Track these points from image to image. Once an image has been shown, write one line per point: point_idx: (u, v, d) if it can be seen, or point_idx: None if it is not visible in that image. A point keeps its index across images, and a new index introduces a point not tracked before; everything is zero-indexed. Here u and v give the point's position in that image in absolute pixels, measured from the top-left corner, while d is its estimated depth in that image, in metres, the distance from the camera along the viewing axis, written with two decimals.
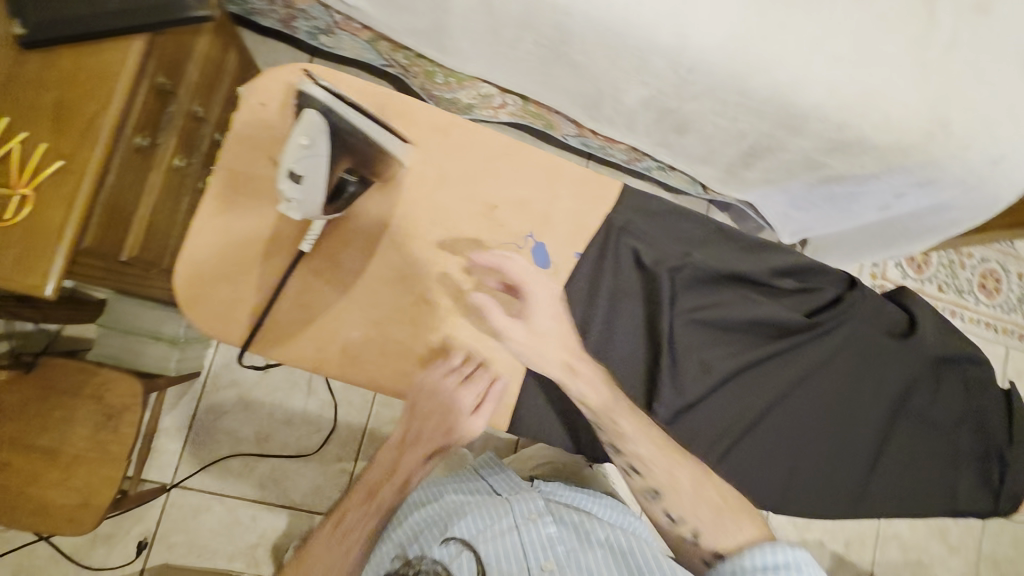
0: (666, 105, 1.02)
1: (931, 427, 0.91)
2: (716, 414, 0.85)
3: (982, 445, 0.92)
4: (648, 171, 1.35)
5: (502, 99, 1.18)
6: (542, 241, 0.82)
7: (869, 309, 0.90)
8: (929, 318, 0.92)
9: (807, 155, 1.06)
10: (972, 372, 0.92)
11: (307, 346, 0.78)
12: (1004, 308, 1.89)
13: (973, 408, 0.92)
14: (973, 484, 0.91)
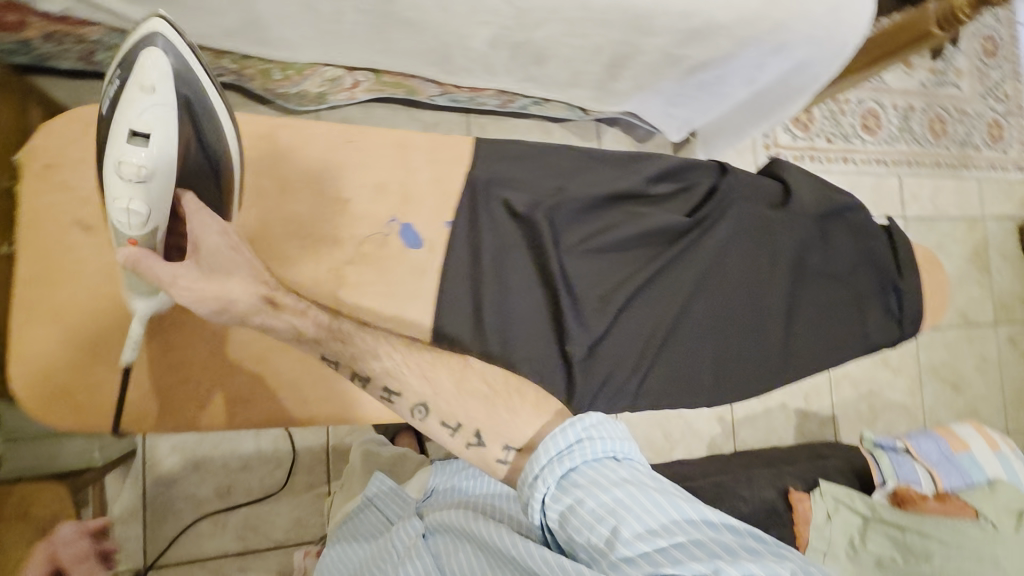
0: (515, 40, 0.97)
1: (824, 278, 1.00)
2: (633, 328, 0.94)
3: (878, 281, 1.02)
4: (525, 108, 1.32)
5: (352, 77, 1.11)
6: (407, 222, 0.92)
7: (740, 191, 0.99)
8: (800, 181, 1.01)
9: (665, 51, 1.04)
10: (851, 218, 1.00)
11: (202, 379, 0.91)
12: (888, 141, 2.01)
13: (862, 251, 1.01)
14: (878, 317, 1.00)
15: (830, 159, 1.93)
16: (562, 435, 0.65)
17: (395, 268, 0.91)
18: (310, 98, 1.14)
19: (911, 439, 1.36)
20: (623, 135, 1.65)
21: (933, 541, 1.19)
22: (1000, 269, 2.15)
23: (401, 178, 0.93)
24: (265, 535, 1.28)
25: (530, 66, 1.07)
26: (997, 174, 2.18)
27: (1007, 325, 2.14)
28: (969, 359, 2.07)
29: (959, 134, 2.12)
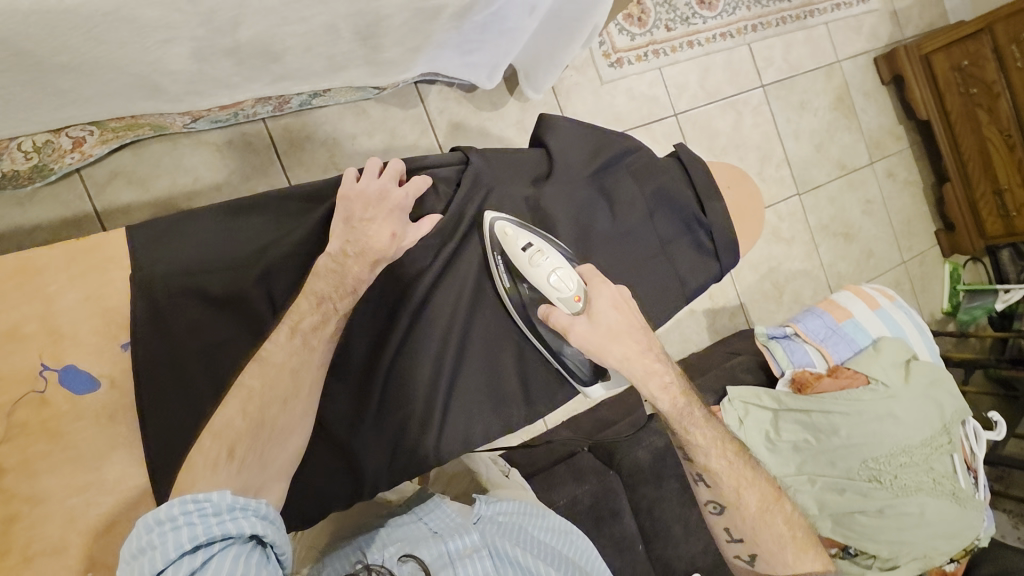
0: (224, 46, 0.80)
1: (625, 237, 0.82)
2: (407, 385, 0.79)
3: (678, 219, 0.82)
4: (308, 103, 1.14)
5: (68, 136, 0.91)
6: (66, 364, 0.73)
7: (496, 170, 0.81)
8: (567, 138, 0.82)
9: (413, 7, 0.89)
10: (634, 162, 0.83)
11: None
12: (728, 11, 1.90)
13: (651, 193, 0.82)
14: (691, 259, 0.83)
15: (674, 48, 1.81)
16: None
17: (69, 431, 0.72)
18: (24, 174, 0.92)
19: (798, 322, 1.37)
20: (447, 90, 1.49)
21: (836, 415, 1.20)
22: (865, 108, 2.15)
23: (39, 313, 0.73)
24: None
25: (269, 66, 0.89)
26: (844, 13, 2.11)
27: (882, 162, 2.18)
28: (856, 206, 2.11)
29: None
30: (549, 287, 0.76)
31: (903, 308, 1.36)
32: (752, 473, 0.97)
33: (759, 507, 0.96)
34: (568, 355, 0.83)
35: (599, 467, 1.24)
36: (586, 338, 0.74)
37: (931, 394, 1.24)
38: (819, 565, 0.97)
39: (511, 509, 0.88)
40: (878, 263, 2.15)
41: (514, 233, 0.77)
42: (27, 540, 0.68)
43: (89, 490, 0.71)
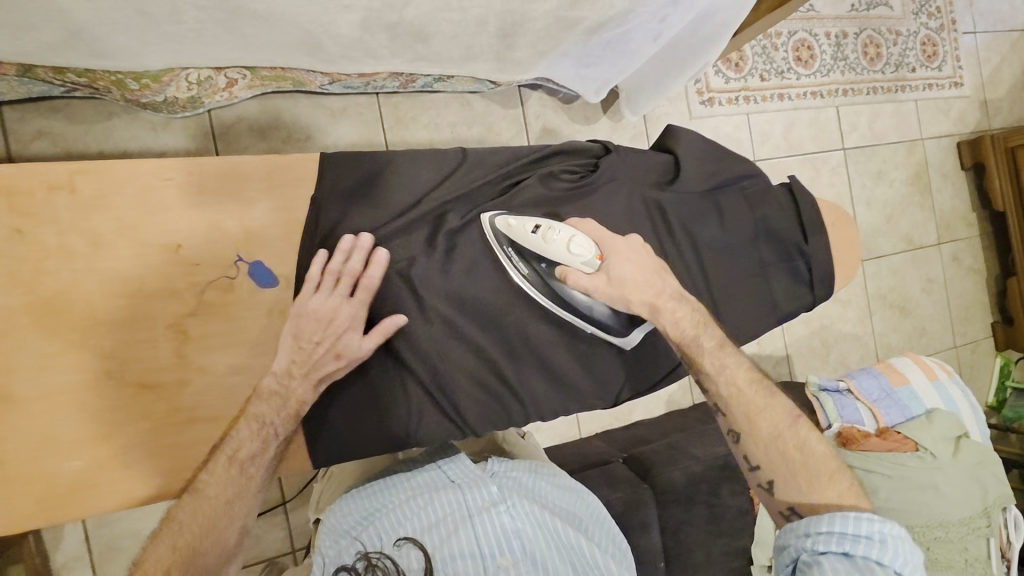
0: (387, 20, 0.88)
1: (731, 252, 0.85)
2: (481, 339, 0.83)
3: (781, 248, 0.86)
4: (430, 86, 1.23)
5: (225, 76, 1.00)
6: (256, 259, 0.76)
7: (629, 168, 0.86)
8: (693, 152, 0.88)
9: (555, 15, 0.97)
10: (749, 187, 0.87)
11: (38, 485, 0.67)
12: (822, 72, 1.96)
13: (761, 218, 0.86)
14: (787, 285, 0.86)
15: (765, 97, 1.87)
16: (855, 524, 0.73)
17: (245, 319, 0.76)
18: (181, 103, 1.03)
19: (851, 378, 1.38)
20: (546, 99, 1.57)
21: (876, 476, 1.21)
22: (941, 189, 2.16)
23: (234, 211, 0.75)
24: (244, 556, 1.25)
25: (415, 45, 0.98)
26: (934, 93, 2.14)
27: (949, 244, 2.17)
28: (916, 282, 2.11)
29: (894, 55, 2.07)
30: (569, 255, 0.77)
31: (960, 385, 1.36)
32: (765, 397, 0.82)
33: (772, 430, 0.81)
34: (600, 314, 0.84)
35: (632, 480, 1.25)
36: (608, 295, 0.78)
37: (975, 475, 1.23)
38: (840, 497, 0.78)
39: (521, 468, 1.02)
40: (929, 342, 2.13)
41: (519, 221, 0.80)
42: (193, 404, 0.74)
43: (251, 373, 0.76)
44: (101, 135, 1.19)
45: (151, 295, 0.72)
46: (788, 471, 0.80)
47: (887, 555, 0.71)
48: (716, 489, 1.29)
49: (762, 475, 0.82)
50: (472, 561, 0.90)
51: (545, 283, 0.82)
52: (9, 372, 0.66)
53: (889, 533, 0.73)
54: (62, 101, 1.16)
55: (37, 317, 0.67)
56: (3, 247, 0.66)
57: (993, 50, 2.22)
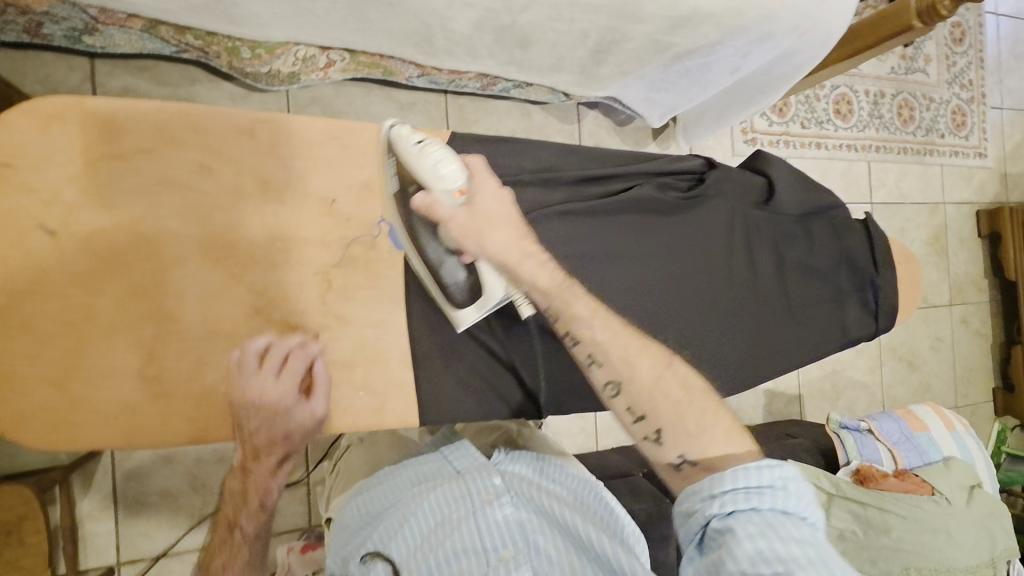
0: (500, 23, 0.94)
1: (809, 275, 0.90)
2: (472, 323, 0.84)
3: (857, 278, 0.92)
4: (507, 91, 1.28)
5: (327, 56, 1.04)
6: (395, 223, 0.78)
7: (730, 184, 0.90)
8: (786, 179, 0.92)
9: (652, 38, 1.03)
10: (831, 216, 0.92)
11: (191, 413, 0.69)
12: (858, 127, 2.05)
13: (844, 248, 0.91)
14: (856, 314, 0.91)
15: (804, 144, 1.95)
16: (754, 474, 0.63)
17: (386, 277, 0.79)
18: (282, 76, 1.07)
19: (873, 419, 1.44)
20: (602, 119, 1.61)
21: (892, 515, 1.24)
22: (957, 252, 2.24)
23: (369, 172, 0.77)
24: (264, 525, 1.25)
25: (515, 50, 1.03)
26: (958, 161, 2.24)
27: (960, 306, 2.24)
28: (925, 339, 2.17)
29: (925, 120, 2.17)
30: (433, 177, 0.72)
31: (976, 436, 1.41)
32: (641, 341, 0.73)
33: (653, 376, 0.71)
34: (449, 273, 0.77)
35: (657, 492, 1.29)
36: (462, 226, 0.72)
37: (987, 525, 1.27)
38: (727, 435, 0.68)
39: (525, 458, 0.95)
40: (932, 398, 2.19)
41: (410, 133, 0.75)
42: (327, 348, 0.75)
43: (382, 326, 0.78)
44: (183, 97, 1.20)
45: (305, 243, 0.74)
46: (674, 416, 0.69)
47: (790, 501, 0.62)
48: None
49: (650, 425, 0.70)
50: (472, 556, 0.81)
51: (406, 211, 0.76)
52: (177, 296, 0.69)
53: (787, 477, 0.64)
54: (151, 62, 1.17)
55: (206, 248, 0.70)
56: (184, 177, 0.69)
57: (1017, 127, 2.32)
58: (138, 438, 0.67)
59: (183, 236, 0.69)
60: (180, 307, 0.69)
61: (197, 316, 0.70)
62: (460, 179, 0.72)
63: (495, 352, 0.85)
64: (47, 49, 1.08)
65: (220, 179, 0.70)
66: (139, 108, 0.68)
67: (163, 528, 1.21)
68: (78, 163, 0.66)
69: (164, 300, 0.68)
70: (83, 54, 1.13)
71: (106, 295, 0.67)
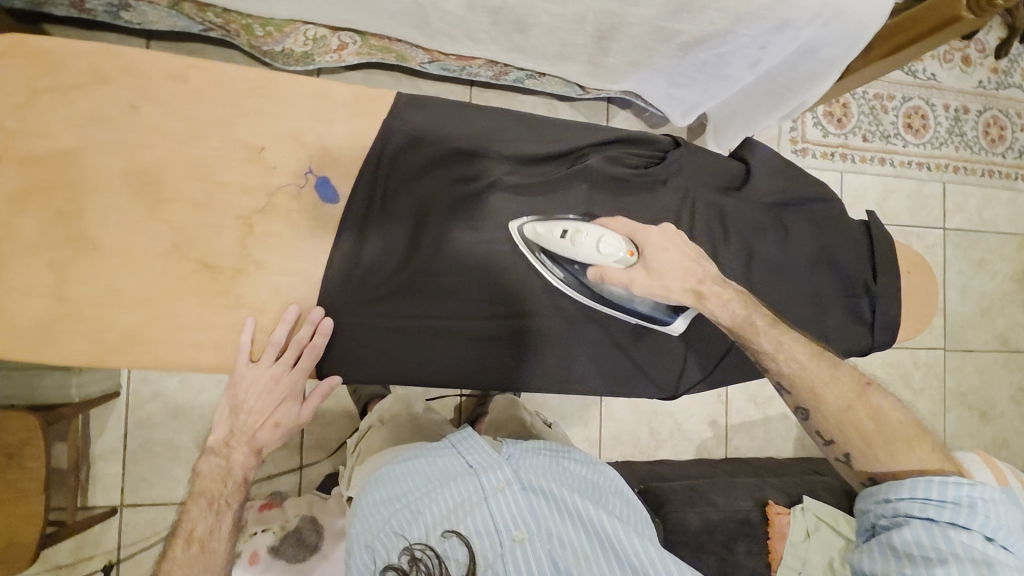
0: (491, 3, 0.93)
1: (785, 274, 0.83)
2: (408, 291, 0.79)
3: (845, 283, 0.84)
4: (520, 82, 1.27)
5: (338, 38, 1.09)
6: (324, 175, 0.76)
7: (701, 166, 0.83)
8: (768, 167, 0.85)
9: (655, 24, 0.97)
10: (821, 211, 0.85)
11: (90, 336, 0.71)
12: (934, 144, 1.85)
13: (828, 246, 0.84)
14: (843, 323, 0.84)
15: (864, 159, 1.79)
16: None
17: (308, 231, 0.77)
18: (296, 57, 1.12)
19: None
20: (633, 119, 1.55)
21: None
22: None
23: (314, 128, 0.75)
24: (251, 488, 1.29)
25: (514, 34, 1.02)
26: None
27: None
28: (1005, 389, 1.90)
29: (1020, 141, 1.92)
30: (601, 255, 0.75)
31: None
32: (828, 370, 0.79)
33: (840, 402, 0.79)
34: (641, 305, 0.83)
35: (645, 511, 1.19)
36: (648, 288, 0.76)
37: None
38: (924, 464, 0.74)
39: (535, 449, 0.93)
40: (1010, 458, 1.90)
41: (547, 227, 0.79)
42: (241, 292, 0.75)
43: (294, 276, 0.77)
44: None
45: (228, 187, 0.74)
46: (870, 447, 0.77)
47: (976, 520, 0.69)
48: (731, 543, 1.22)
49: (860, 471, 0.79)
50: (487, 538, 0.80)
51: (579, 282, 0.82)
52: (93, 224, 0.71)
53: (978, 496, 0.70)
54: (199, 45, 1.26)
55: (130, 183, 0.71)
56: (116, 116, 0.70)
57: None
58: (42, 353, 0.70)
59: (105, 167, 0.71)
60: (93, 232, 0.71)
61: (106, 241, 0.71)
62: (625, 245, 0.75)
63: (414, 326, 0.80)
64: (109, 30, 1.20)
65: (171, 124, 0.72)
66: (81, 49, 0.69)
67: (163, 478, 1.29)
68: (19, 93, 0.68)
69: (73, 223, 0.70)
70: (140, 36, 1.24)
71: (24, 214, 0.69)
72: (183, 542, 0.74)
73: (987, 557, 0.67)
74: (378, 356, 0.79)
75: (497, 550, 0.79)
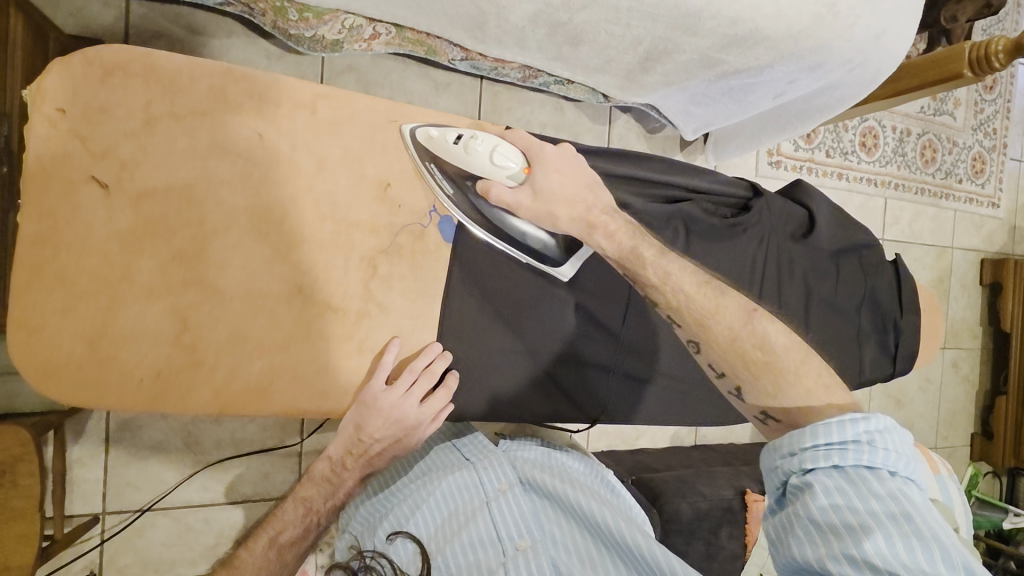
0: (556, 18, 0.92)
1: (838, 312, 0.96)
2: (501, 336, 0.88)
3: (879, 320, 0.99)
4: (546, 86, 1.26)
5: (373, 28, 1.02)
6: (445, 215, 0.85)
7: (772, 212, 0.95)
8: (825, 213, 0.98)
9: (704, 54, 1.01)
10: (866, 256, 0.99)
11: (212, 380, 0.73)
12: (881, 162, 2.06)
13: (871, 288, 0.98)
14: (875, 354, 0.99)
15: (826, 173, 1.96)
16: (867, 498, 0.60)
17: (427, 268, 0.84)
18: (324, 43, 1.04)
19: None
20: (633, 123, 1.59)
21: None
22: (958, 297, 2.25)
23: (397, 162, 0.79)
24: (252, 488, 1.25)
25: (565, 46, 1.01)
26: (972, 208, 2.26)
27: (952, 350, 2.27)
28: (916, 379, 2.21)
29: (946, 163, 2.18)
30: (495, 166, 0.77)
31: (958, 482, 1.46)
32: (717, 298, 0.74)
33: (726, 335, 0.73)
34: (532, 240, 0.86)
35: (644, 502, 1.30)
36: (534, 210, 0.78)
37: None
38: (809, 395, 0.68)
39: (533, 446, 0.94)
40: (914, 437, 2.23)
41: (441, 133, 0.79)
42: (364, 336, 0.80)
43: (415, 317, 0.83)
44: (217, 50, 1.16)
45: (358, 227, 0.78)
46: (753, 376, 0.71)
47: (879, 457, 0.63)
48: (716, 529, 1.35)
49: (754, 408, 0.72)
50: (489, 547, 0.81)
51: (471, 205, 0.83)
52: (219, 268, 0.72)
53: (875, 431, 0.64)
54: (188, 10, 1.13)
55: (254, 222, 0.73)
56: (237, 149, 0.72)
57: None
58: (158, 393, 0.71)
59: (231, 206, 0.72)
60: (225, 281, 0.72)
61: (243, 288, 0.73)
62: (519, 161, 0.78)
63: (511, 349, 0.89)
64: None
65: (268, 155, 0.74)
66: (187, 69, 0.70)
67: (152, 481, 1.18)
68: (136, 119, 0.68)
69: (205, 268, 0.71)
70: None
71: (144, 256, 0.69)
72: (268, 541, 0.84)
73: (896, 492, 0.61)
74: (476, 376, 0.87)
75: (499, 559, 0.80)
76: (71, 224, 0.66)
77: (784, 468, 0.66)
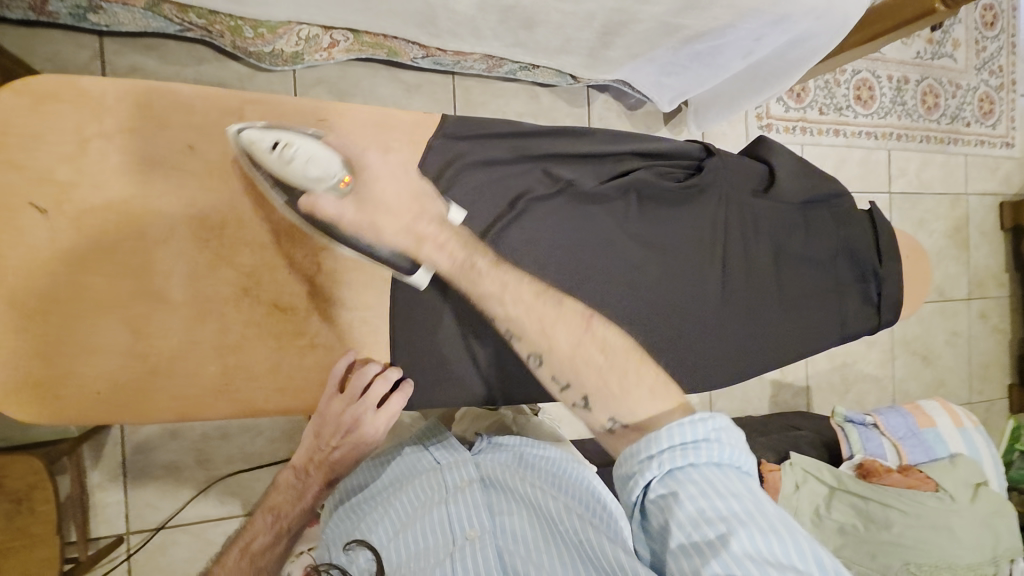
0: (503, 3, 0.92)
1: (812, 264, 0.96)
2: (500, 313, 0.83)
3: (858, 270, 0.98)
4: (514, 74, 1.26)
5: (330, 36, 1.03)
6: None
7: (729, 170, 0.94)
8: (786, 167, 0.97)
9: (661, 20, 1.00)
10: (836, 205, 0.98)
11: (173, 385, 0.76)
12: (880, 114, 1.99)
13: (845, 238, 0.97)
14: (858, 305, 0.98)
15: (821, 131, 1.90)
16: (728, 497, 0.56)
17: None
18: (285, 57, 1.06)
19: (881, 414, 1.41)
20: (612, 102, 1.57)
21: (894, 511, 1.22)
22: (979, 245, 2.16)
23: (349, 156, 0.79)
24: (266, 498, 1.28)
25: (520, 30, 1.01)
26: (984, 151, 2.17)
27: (978, 301, 2.17)
28: (942, 333, 2.12)
29: (951, 108, 2.10)
30: (308, 175, 0.75)
31: (985, 433, 1.40)
32: (553, 307, 0.74)
33: (568, 345, 0.72)
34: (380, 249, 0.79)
35: None
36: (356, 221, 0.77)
37: (991, 523, 1.25)
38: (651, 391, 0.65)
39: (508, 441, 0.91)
40: (946, 393, 2.15)
41: (260, 136, 0.75)
42: (317, 331, 0.83)
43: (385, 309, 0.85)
44: (190, 78, 1.20)
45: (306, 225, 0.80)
46: (594, 380, 0.68)
47: (727, 454, 0.59)
48: None
49: (601, 414, 0.67)
50: (441, 538, 0.82)
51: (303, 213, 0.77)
52: (165, 277, 0.75)
53: (720, 427, 0.60)
54: (157, 41, 1.16)
55: (192, 231, 0.75)
56: (192, 163, 0.75)
57: None
58: (122, 402, 0.75)
59: (171, 217, 0.74)
60: (170, 288, 0.75)
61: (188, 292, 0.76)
62: (337, 171, 0.76)
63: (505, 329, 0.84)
64: (56, 27, 1.09)
65: (222, 166, 0.76)
66: (138, 93, 0.73)
67: (169, 499, 1.22)
68: (70, 142, 0.71)
69: (152, 279, 0.75)
70: (90, 33, 1.13)
71: (93, 273, 0.72)
72: (239, 555, 0.83)
73: (749, 487, 0.58)
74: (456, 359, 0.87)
75: (448, 549, 0.81)
76: (38, 250, 0.70)
77: (640, 480, 0.59)
